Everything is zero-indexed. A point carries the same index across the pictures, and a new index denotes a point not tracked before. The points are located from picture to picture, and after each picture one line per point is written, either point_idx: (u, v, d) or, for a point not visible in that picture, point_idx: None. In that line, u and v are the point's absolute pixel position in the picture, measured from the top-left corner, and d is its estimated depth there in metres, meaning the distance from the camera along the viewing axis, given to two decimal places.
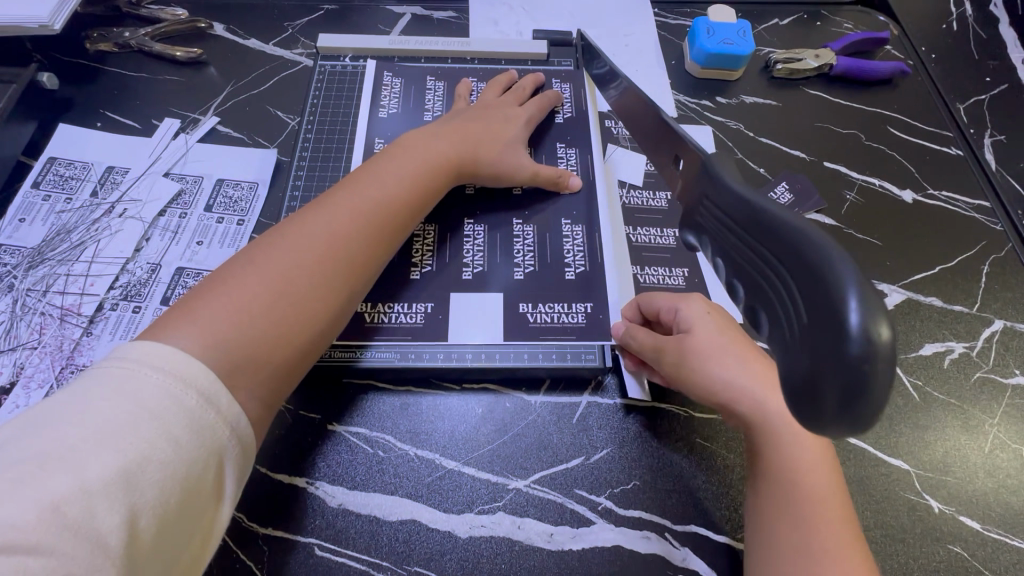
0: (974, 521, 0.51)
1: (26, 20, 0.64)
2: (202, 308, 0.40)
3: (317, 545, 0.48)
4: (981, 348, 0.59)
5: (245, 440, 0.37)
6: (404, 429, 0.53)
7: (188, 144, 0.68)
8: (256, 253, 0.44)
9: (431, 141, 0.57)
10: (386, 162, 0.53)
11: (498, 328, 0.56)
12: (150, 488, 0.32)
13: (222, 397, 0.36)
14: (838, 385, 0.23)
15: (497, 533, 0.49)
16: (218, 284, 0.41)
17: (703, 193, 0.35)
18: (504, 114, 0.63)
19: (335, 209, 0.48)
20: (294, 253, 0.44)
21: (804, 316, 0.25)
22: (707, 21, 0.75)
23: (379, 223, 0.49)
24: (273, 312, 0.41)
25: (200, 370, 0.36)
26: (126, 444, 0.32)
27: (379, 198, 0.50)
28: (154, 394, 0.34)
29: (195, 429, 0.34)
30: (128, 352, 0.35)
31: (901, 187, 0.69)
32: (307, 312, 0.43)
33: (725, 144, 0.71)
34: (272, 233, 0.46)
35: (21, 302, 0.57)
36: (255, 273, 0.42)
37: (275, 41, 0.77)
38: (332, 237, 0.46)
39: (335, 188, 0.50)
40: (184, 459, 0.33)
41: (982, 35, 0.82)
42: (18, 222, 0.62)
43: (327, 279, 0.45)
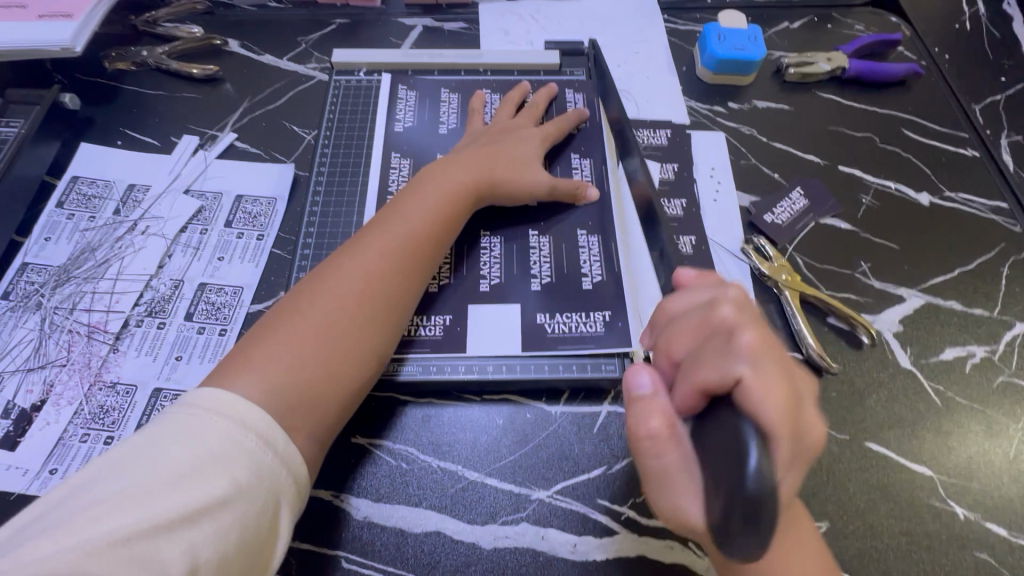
0: (1000, 527, 0.51)
1: (49, 43, 0.66)
2: (257, 356, 0.44)
3: (344, 557, 0.49)
4: (1003, 351, 0.59)
5: (299, 476, 0.41)
6: (426, 441, 0.54)
7: (207, 160, 0.69)
8: (300, 299, 0.47)
9: (454, 170, 0.58)
10: (412, 196, 0.55)
11: (518, 338, 0.56)
12: (212, 524, 0.36)
13: (277, 436, 0.40)
14: (740, 511, 0.29)
15: (521, 544, 0.49)
16: (268, 331, 0.45)
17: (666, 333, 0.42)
18: (520, 136, 0.63)
19: (367, 251, 0.50)
20: (335, 298, 0.47)
21: (719, 448, 0.31)
22: (718, 27, 0.75)
23: (411, 259, 0.51)
24: (322, 357, 0.45)
25: (258, 415, 0.40)
26: (193, 483, 0.36)
27: (408, 235, 0.52)
28: (217, 438, 0.38)
29: (253, 469, 0.38)
30: (195, 398, 0.40)
31: (917, 189, 0.69)
32: (351, 353, 0.46)
33: (739, 150, 0.71)
34: (312, 277, 0.49)
35: (49, 320, 0.59)
36: (300, 320, 0.46)
37: (289, 56, 0.78)
38: (367, 279, 0.49)
39: (366, 227, 0.53)
40: (243, 497, 0.37)
41: (996, 33, 0.82)
42: (43, 241, 0.63)
43: (367, 320, 0.48)
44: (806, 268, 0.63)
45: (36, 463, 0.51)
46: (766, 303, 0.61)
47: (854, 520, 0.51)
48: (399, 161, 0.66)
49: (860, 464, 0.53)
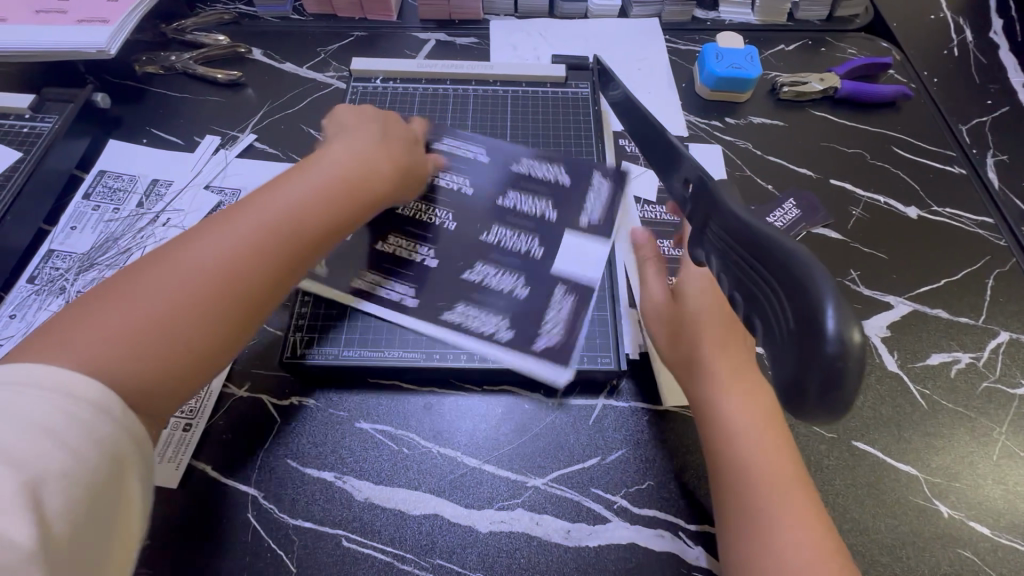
0: (984, 527, 0.52)
1: (86, 46, 0.70)
2: (75, 338, 0.38)
3: (345, 537, 0.50)
4: (988, 359, 0.61)
5: (146, 442, 0.38)
6: (427, 428, 0.56)
7: (227, 159, 0.73)
8: (142, 271, 0.41)
9: (356, 154, 0.54)
10: (300, 173, 0.50)
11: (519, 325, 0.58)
12: (56, 490, 0.33)
13: (116, 407, 0.37)
14: (817, 374, 0.26)
15: (516, 528, 0.51)
16: (92, 310, 0.39)
17: (708, 216, 0.37)
18: (402, 138, 0.61)
19: (230, 224, 0.44)
20: (182, 277, 0.41)
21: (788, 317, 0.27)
22: (716, 47, 0.79)
23: (285, 238, 0.46)
24: (159, 341, 0.39)
25: (91, 387, 0.36)
26: (22, 458, 0.33)
27: (285, 211, 0.46)
28: (40, 410, 0.34)
29: (90, 435, 0.35)
30: (1, 374, 0.35)
31: (906, 203, 0.72)
32: (203, 337, 0.41)
33: (734, 162, 0.74)
34: (159, 250, 0.43)
35: (72, 304, 0.61)
36: (133, 300, 0.40)
37: (308, 64, 0.83)
38: (225, 257, 0.43)
39: (239, 201, 0.47)
40: (84, 466, 0.34)
41: (983, 60, 0.86)
42: (69, 229, 0.66)
43: (226, 304, 0.42)
44: None
45: None
46: None
47: (841, 516, 0.52)
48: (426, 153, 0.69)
49: (847, 462, 0.55)
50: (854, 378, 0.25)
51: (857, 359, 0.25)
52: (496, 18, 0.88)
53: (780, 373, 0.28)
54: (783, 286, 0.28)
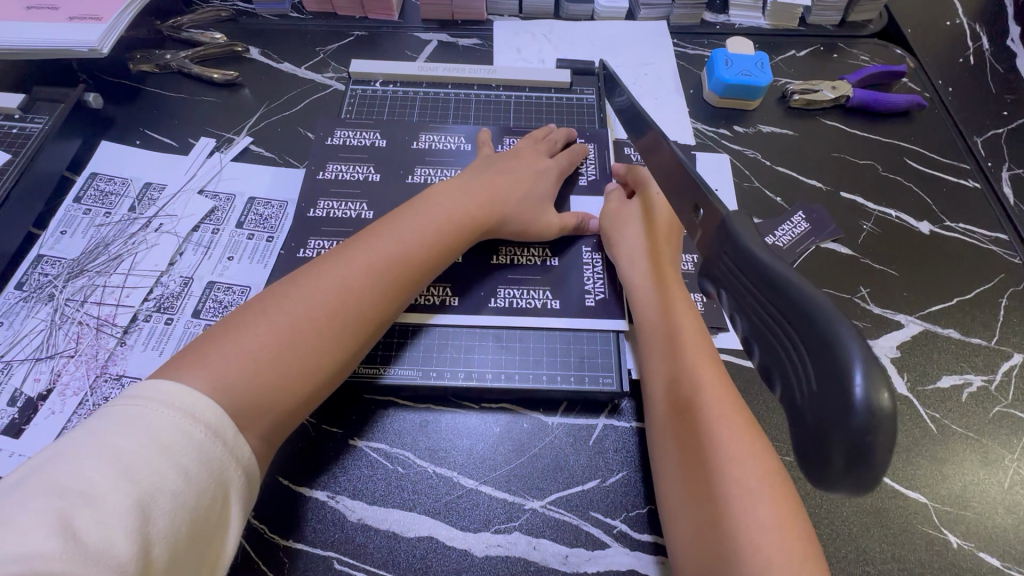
0: (994, 558, 0.51)
1: (77, 44, 0.68)
2: (216, 352, 0.43)
3: (336, 559, 0.49)
4: (1001, 382, 0.59)
5: (250, 470, 0.41)
6: (423, 446, 0.54)
7: (222, 163, 0.71)
8: (269, 301, 0.48)
9: (458, 197, 0.58)
10: (406, 216, 0.55)
11: (562, 287, 0.60)
12: (164, 513, 0.35)
13: (228, 429, 0.40)
14: (844, 447, 0.24)
15: (513, 553, 0.50)
16: (232, 328, 0.45)
17: (720, 249, 0.34)
18: (534, 167, 0.64)
19: (348, 263, 0.50)
20: (305, 307, 0.47)
21: (813, 381, 0.25)
22: (726, 52, 0.77)
23: (390, 280, 0.51)
24: (279, 365, 0.45)
25: (210, 407, 0.40)
26: (140, 475, 0.35)
27: (393, 254, 0.52)
28: (167, 429, 0.37)
29: (203, 460, 0.38)
30: (145, 391, 0.39)
31: (918, 218, 0.70)
32: (312, 367, 0.46)
33: (742, 172, 0.72)
34: (287, 280, 0.50)
35: (60, 312, 0.60)
36: (266, 323, 0.46)
37: (307, 64, 0.81)
38: (343, 293, 0.49)
39: (358, 239, 0.53)
40: (192, 490, 0.36)
41: (999, 69, 0.83)
42: (59, 234, 0.65)
43: (336, 338, 0.48)
44: None
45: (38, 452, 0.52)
46: None
47: (847, 545, 0.51)
48: (421, 146, 0.68)
49: None
50: (885, 452, 0.23)
51: (889, 430, 0.23)
52: (500, 18, 0.86)
53: (803, 436, 0.26)
54: (810, 344, 0.25)
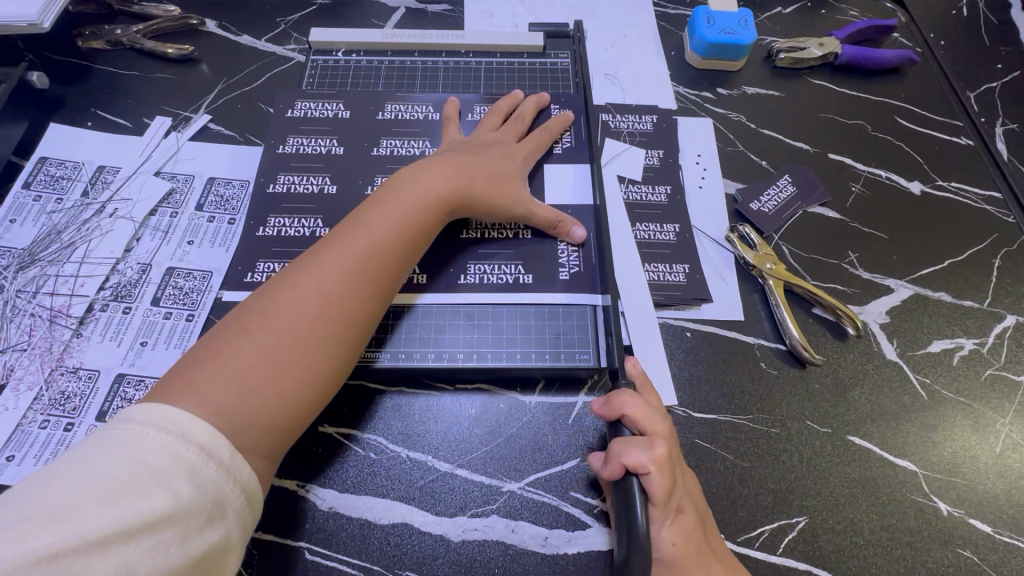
0: (985, 524, 0.49)
1: (14, 19, 0.63)
2: (202, 379, 0.41)
3: (308, 549, 0.47)
4: (992, 344, 0.57)
5: (251, 490, 0.39)
6: (397, 431, 0.52)
7: (179, 143, 0.67)
8: (248, 318, 0.44)
9: (425, 179, 0.54)
10: (376, 207, 0.52)
11: (534, 259, 0.58)
12: (154, 540, 0.33)
13: (223, 448, 0.38)
14: None
15: (490, 536, 0.48)
16: (213, 352, 0.42)
17: None
18: (501, 149, 0.60)
19: (325, 266, 0.47)
20: (287, 319, 0.44)
21: None
22: (708, 10, 0.73)
23: (373, 275, 0.49)
24: (273, 381, 0.42)
25: (200, 427, 0.37)
26: (127, 501, 0.33)
27: (371, 249, 0.49)
28: (153, 451, 0.35)
29: (196, 483, 0.35)
30: (135, 413, 0.37)
31: (909, 178, 0.67)
32: (307, 377, 0.44)
33: (726, 136, 0.69)
34: (262, 293, 0.46)
35: (11, 304, 0.57)
36: (250, 341, 0.43)
37: (267, 37, 0.76)
38: (326, 298, 0.46)
39: (330, 239, 0.50)
40: (181, 514, 0.34)
41: (994, 20, 0.80)
42: (8, 223, 0.61)
43: (326, 343, 0.45)
44: (792, 257, 0.61)
45: None
46: (749, 293, 0.59)
47: (833, 516, 0.49)
48: (387, 117, 0.65)
49: (842, 459, 0.52)
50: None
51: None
52: None
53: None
54: None
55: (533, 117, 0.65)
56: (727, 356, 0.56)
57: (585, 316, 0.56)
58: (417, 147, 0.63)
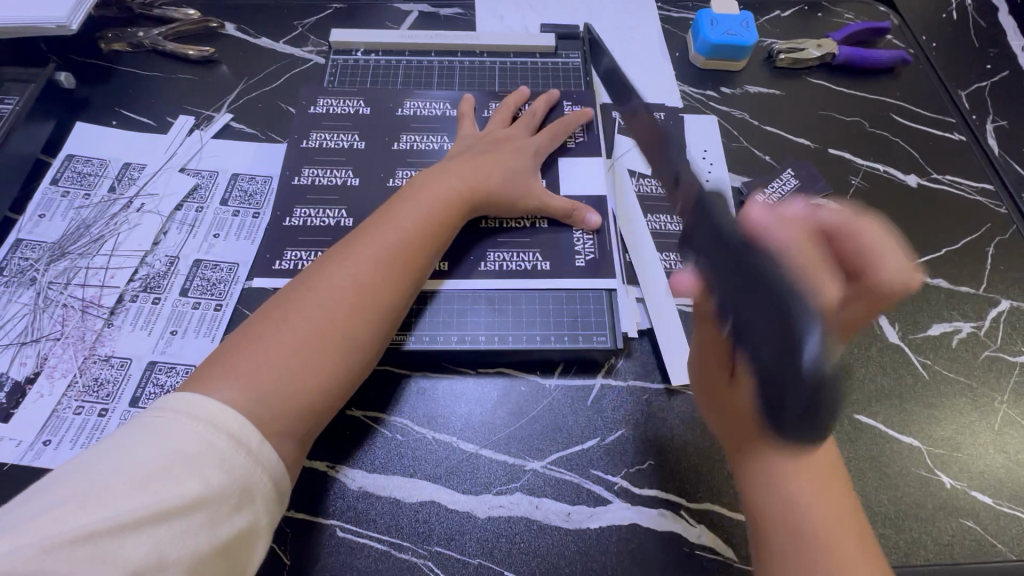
0: (986, 496, 0.52)
1: (44, 21, 0.65)
2: (242, 364, 0.43)
3: (339, 527, 0.49)
4: (989, 327, 0.60)
5: (278, 478, 0.40)
6: (422, 413, 0.54)
7: (203, 140, 0.69)
8: (285, 307, 0.46)
9: (447, 179, 0.57)
10: (403, 204, 0.54)
11: (553, 247, 0.60)
12: (186, 524, 0.35)
13: (253, 436, 0.39)
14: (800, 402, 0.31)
15: (515, 513, 0.50)
16: (252, 339, 0.44)
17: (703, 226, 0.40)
18: (516, 145, 0.63)
19: (357, 258, 0.49)
20: (323, 308, 0.46)
21: (775, 343, 0.32)
22: (711, 13, 0.76)
23: (401, 268, 0.51)
24: (309, 368, 0.44)
25: (233, 415, 0.39)
26: (160, 485, 0.35)
27: (399, 243, 0.51)
28: (185, 438, 0.37)
29: (227, 469, 0.37)
30: (169, 401, 0.39)
31: (905, 172, 0.70)
32: (342, 364, 0.46)
33: (731, 133, 0.72)
34: (297, 284, 0.48)
35: (44, 295, 0.58)
36: (288, 329, 0.45)
37: (285, 39, 0.79)
38: (359, 289, 0.48)
39: (359, 233, 0.52)
40: (211, 499, 0.36)
41: (982, 23, 0.83)
42: (38, 217, 0.63)
43: (359, 333, 0.47)
44: None
45: (30, 434, 0.51)
46: None
47: None
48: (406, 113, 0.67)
49: (850, 436, 0.54)
50: (830, 399, 0.30)
51: (832, 383, 0.30)
52: None
53: (768, 381, 0.34)
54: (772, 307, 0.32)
55: (545, 112, 0.68)
56: None
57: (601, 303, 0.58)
58: (435, 142, 0.65)
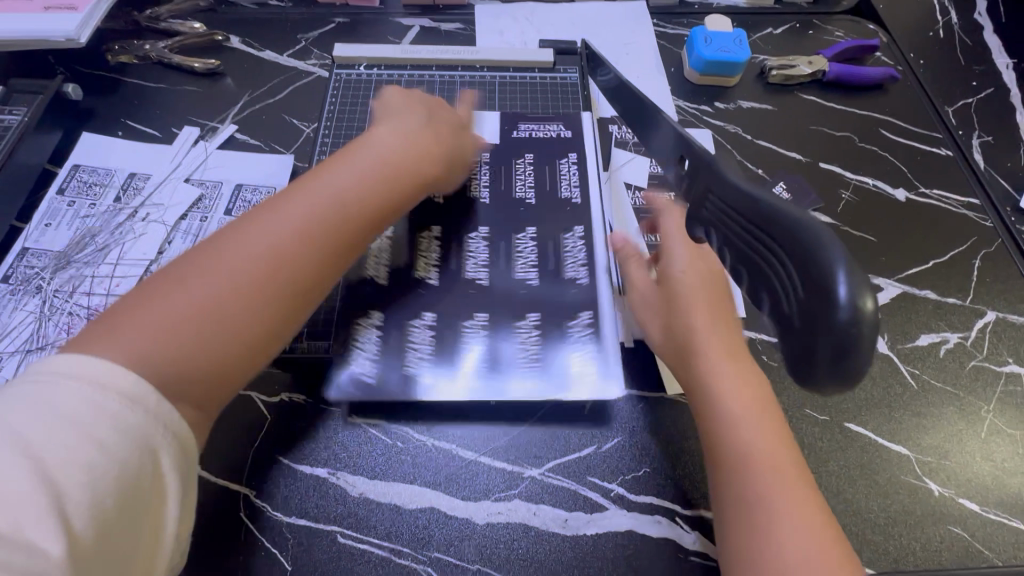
0: (974, 503, 0.53)
1: (54, 34, 0.67)
2: (131, 323, 0.38)
3: (340, 533, 0.50)
4: (976, 338, 0.62)
5: (184, 439, 0.37)
6: (422, 421, 0.55)
7: (207, 151, 0.70)
8: (195, 262, 0.41)
9: (397, 143, 0.54)
10: (343, 162, 0.50)
11: (545, 253, 0.60)
12: (73, 489, 0.31)
13: (150, 398, 0.35)
14: (833, 346, 0.29)
15: (513, 519, 0.51)
16: (150, 294, 0.39)
17: (707, 187, 0.38)
18: (489, 147, 0.62)
19: (283, 214, 0.45)
20: (236, 265, 0.41)
21: (803, 289, 0.30)
22: (705, 30, 0.78)
23: (334, 226, 0.46)
24: (208, 328, 0.39)
25: (123, 376, 0.35)
26: (49, 453, 0.31)
27: (331, 200, 0.47)
28: (71, 402, 0.33)
29: (120, 428, 0.34)
30: (51, 366, 0.35)
31: (894, 186, 0.72)
32: (251, 327, 0.41)
33: (724, 147, 0.74)
34: (212, 239, 0.43)
35: (49, 303, 0.59)
36: (188, 285, 0.40)
37: (289, 52, 0.80)
38: (279, 246, 0.43)
39: (289, 188, 0.47)
40: (114, 460, 0.33)
41: (968, 41, 0.86)
42: (44, 226, 0.64)
43: (276, 294, 0.42)
44: None
45: None
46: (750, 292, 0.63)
47: (834, 496, 0.53)
48: None
49: (841, 444, 0.55)
50: (867, 345, 0.29)
51: (871, 324, 0.28)
52: (481, 3, 0.86)
53: (795, 339, 0.31)
54: (795, 257, 0.30)
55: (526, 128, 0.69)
56: None
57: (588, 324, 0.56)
58: None
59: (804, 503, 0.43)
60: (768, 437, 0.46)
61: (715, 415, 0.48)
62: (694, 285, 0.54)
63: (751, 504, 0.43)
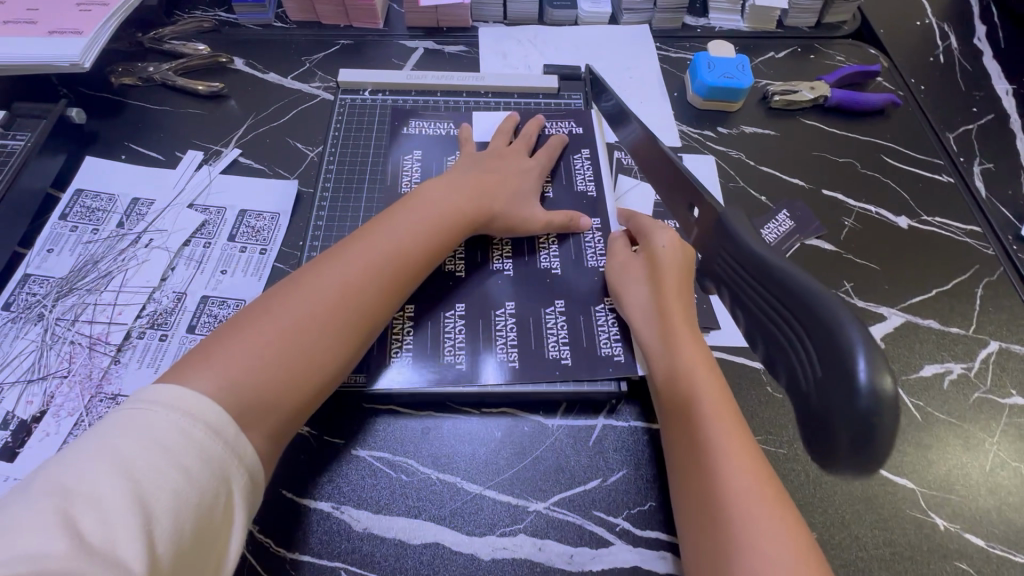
0: (979, 538, 0.53)
1: (58, 59, 0.67)
2: (222, 354, 0.44)
3: (344, 570, 0.49)
4: (979, 368, 0.62)
5: (253, 470, 0.41)
6: (426, 453, 0.55)
7: (211, 176, 0.70)
8: (274, 301, 0.48)
9: (444, 192, 0.60)
10: (400, 213, 0.57)
11: (565, 245, 0.65)
12: (165, 512, 0.36)
13: (229, 429, 0.41)
14: (850, 435, 0.29)
15: (518, 555, 0.50)
16: (239, 328, 0.46)
17: (720, 247, 0.43)
18: (518, 166, 0.67)
19: (349, 260, 0.52)
20: (308, 303, 0.48)
21: (818, 371, 0.31)
22: (708, 56, 0.78)
23: (391, 271, 0.53)
24: (286, 359, 0.46)
25: (207, 406, 0.40)
26: (144, 476, 0.36)
27: (390, 250, 0.54)
28: (166, 431, 0.38)
29: (205, 459, 0.38)
30: (151, 395, 0.40)
31: (897, 213, 0.72)
32: (320, 360, 0.47)
33: (728, 173, 0.74)
34: (288, 282, 0.50)
35: (51, 332, 0.59)
36: (270, 320, 0.47)
37: (293, 74, 0.80)
38: (345, 289, 0.50)
39: (355, 237, 0.55)
40: (195, 488, 0.37)
41: (968, 67, 0.87)
42: (46, 252, 0.64)
43: (339, 330, 0.49)
44: None
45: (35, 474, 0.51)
46: None
47: (840, 531, 0.53)
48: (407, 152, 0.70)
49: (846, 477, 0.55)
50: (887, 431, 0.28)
51: (891, 410, 0.28)
52: (485, 25, 0.87)
53: (810, 419, 0.32)
54: (815, 338, 0.32)
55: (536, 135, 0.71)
56: (736, 381, 0.59)
57: (607, 312, 0.61)
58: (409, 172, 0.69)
59: (769, 513, 0.41)
60: (733, 442, 0.45)
61: (690, 414, 0.48)
62: (670, 288, 0.55)
63: (714, 508, 0.43)
